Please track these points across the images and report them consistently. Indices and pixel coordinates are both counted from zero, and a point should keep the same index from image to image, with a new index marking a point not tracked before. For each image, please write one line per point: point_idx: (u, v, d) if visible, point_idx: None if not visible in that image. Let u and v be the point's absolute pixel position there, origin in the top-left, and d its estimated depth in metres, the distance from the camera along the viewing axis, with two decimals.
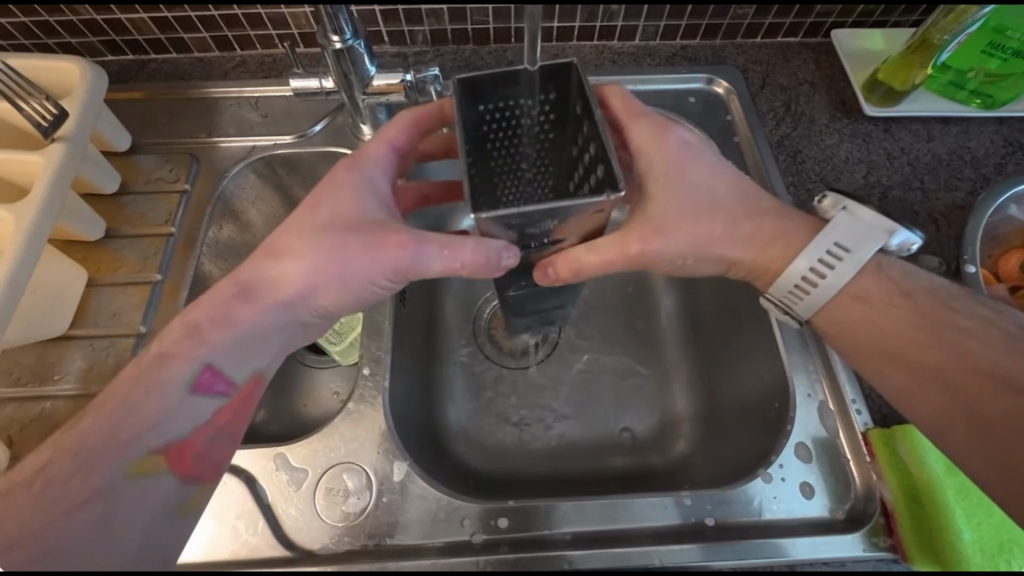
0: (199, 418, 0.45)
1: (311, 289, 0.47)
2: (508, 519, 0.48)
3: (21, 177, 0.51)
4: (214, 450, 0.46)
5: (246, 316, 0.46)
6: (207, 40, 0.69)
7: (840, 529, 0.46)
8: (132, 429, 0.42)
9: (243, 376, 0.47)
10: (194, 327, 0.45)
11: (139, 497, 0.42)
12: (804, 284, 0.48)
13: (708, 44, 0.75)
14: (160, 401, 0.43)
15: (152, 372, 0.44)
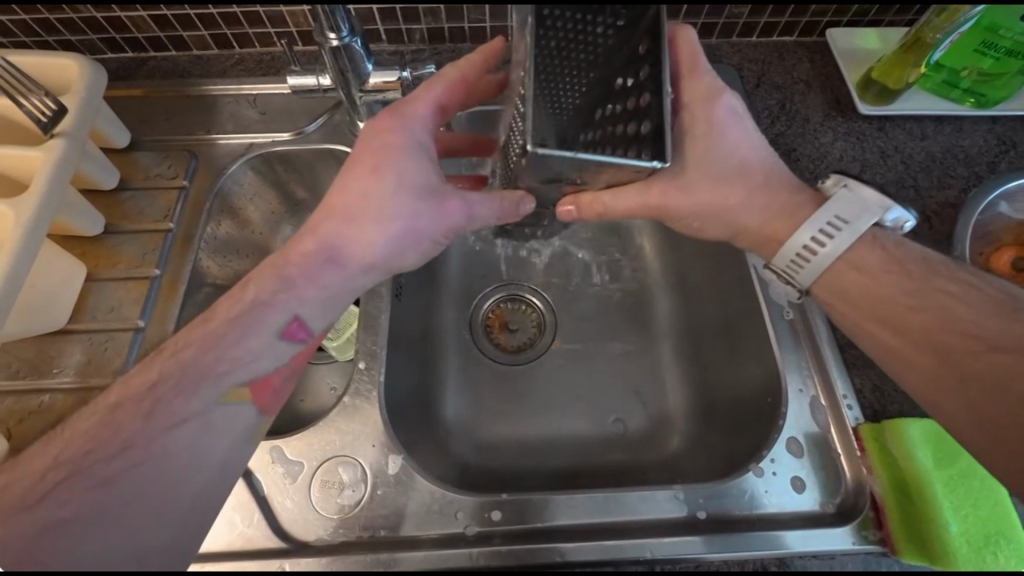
0: (278, 360, 0.46)
1: (381, 248, 0.47)
2: (502, 512, 0.48)
3: (21, 172, 0.51)
4: (287, 389, 0.49)
5: (331, 276, 0.47)
6: (206, 38, 0.69)
7: (830, 522, 0.47)
8: (219, 362, 0.44)
9: (321, 327, 0.48)
10: (281, 270, 0.46)
11: (224, 424, 0.44)
12: (806, 252, 0.47)
13: (704, 43, 0.75)
14: (253, 342, 0.45)
15: (242, 317, 0.45)
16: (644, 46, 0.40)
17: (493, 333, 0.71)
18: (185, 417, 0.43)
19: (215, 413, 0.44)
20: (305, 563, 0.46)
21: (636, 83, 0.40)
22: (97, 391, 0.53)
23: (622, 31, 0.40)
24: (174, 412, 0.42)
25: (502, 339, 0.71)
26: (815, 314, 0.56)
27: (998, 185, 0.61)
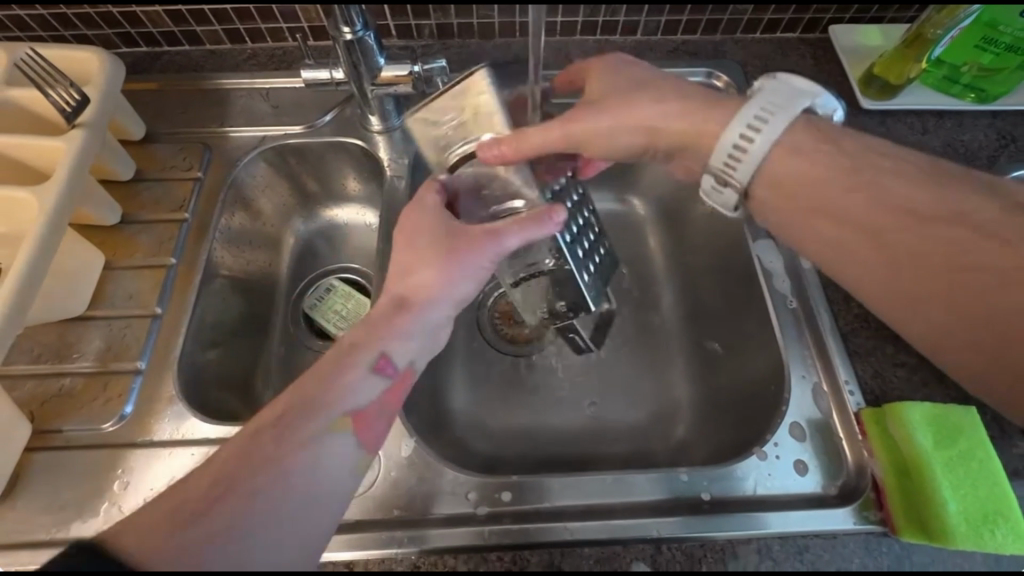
0: (373, 393, 0.44)
1: (438, 288, 0.47)
2: (511, 493, 0.49)
3: (44, 161, 0.52)
4: (385, 425, 0.46)
5: (406, 322, 0.47)
6: (220, 33, 0.71)
7: (833, 504, 0.48)
8: (336, 393, 0.42)
9: (404, 362, 0.47)
10: (373, 324, 0.46)
11: (330, 454, 0.41)
12: (740, 148, 0.48)
13: (708, 39, 0.76)
14: (346, 377, 0.44)
15: (345, 357, 0.45)
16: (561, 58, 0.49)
17: (501, 325, 0.73)
18: (303, 443, 0.40)
19: (324, 440, 0.41)
20: None
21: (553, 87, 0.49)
22: (117, 376, 0.54)
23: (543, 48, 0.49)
24: None
25: (509, 330, 0.72)
26: (817, 302, 0.58)
27: None
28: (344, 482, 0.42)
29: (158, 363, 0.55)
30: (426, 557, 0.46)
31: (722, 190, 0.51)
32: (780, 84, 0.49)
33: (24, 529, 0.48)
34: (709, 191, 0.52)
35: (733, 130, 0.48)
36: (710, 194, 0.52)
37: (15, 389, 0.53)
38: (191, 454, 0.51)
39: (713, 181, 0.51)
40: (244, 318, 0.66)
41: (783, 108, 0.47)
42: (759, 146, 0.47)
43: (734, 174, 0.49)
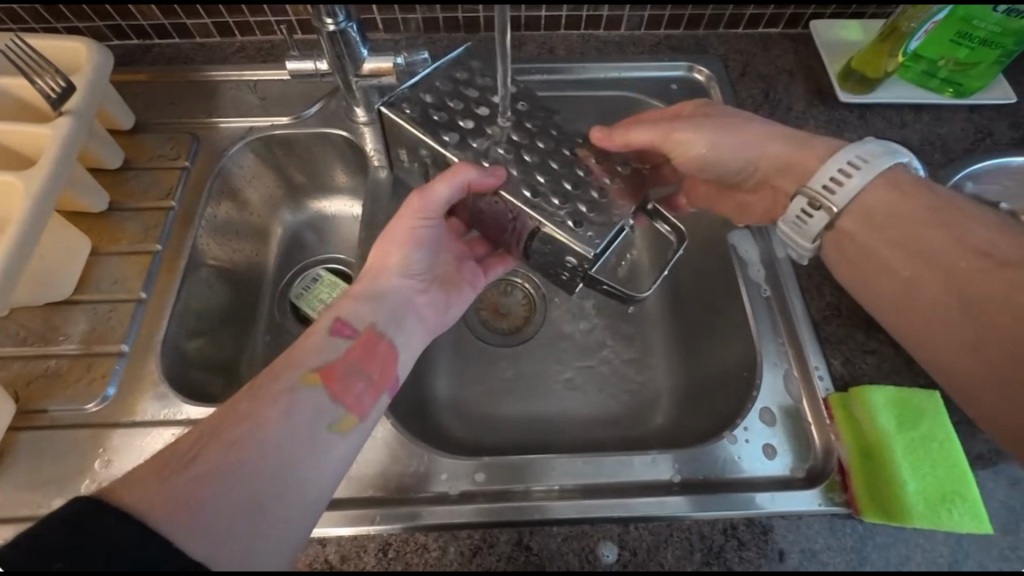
0: (336, 351, 0.47)
1: (389, 256, 0.53)
2: (485, 474, 0.49)
3: (31, 148, 0.54)
4: (359, 381, 0.47)
5: (366, 286, 0.52)
6: (209, 26, 0.72)
7: (800, 486, 0.49)
8: (297, 354, 0.46)
9: (364, 323, 0.49)
10: (344, 296, 0.51)
11: (298, 406, 0.42)
12: (839, 177, 0.48)
13: (691, 34, 0.77)
14: (309, 341, 0.47)
15: (306, 335, 0.47)
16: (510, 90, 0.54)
17: (484, 315, 0.74)
18: (275, 396, 0.42)
19: (295, 395, 0.43)
20: None
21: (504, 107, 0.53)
22: (101, 358, 0.55)
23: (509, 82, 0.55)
24: None
25: (492, 320, 0.73)
26: (791, 291, 0.59)
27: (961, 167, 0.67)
28: (320, 437, 0.42)
29: (141, 346, 0.56)
30: (397, 535, 0.47)
31: (814, 217, 0.50)
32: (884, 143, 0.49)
33: (5, 505, 0.49)
34: (795, 217, 0.51)
35: (833, 164, 0.49)
36: (795, 221, 0.51)
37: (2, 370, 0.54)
38: (172, 434, 0.52)
39: (803, 205, 0.50)
40: (230, 305, 0.67)
41: (883, 152, 0.48)
42: (857, 180, 0.48)
43: (829, 199, 0.49)
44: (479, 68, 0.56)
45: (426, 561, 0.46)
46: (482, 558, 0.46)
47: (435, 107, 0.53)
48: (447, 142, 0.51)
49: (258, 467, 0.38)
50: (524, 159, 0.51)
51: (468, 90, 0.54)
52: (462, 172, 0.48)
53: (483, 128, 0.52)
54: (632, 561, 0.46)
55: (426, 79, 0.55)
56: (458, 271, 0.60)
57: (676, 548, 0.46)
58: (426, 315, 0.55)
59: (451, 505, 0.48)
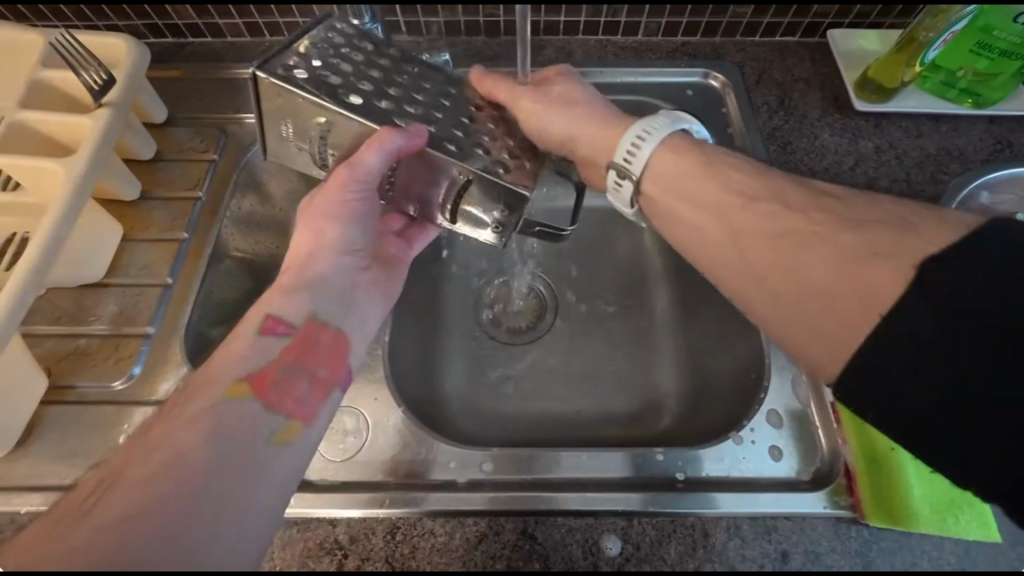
0: (267, 356, 0.45)
1: (318, 234, 0.51)
2: (492, 463, 0.51)
3: (72, 137, 0.57)
4: (293, 383, 0.46)
5: (297, 275, 0.50)
6: (240, 26, 0.75)
7: (806, 488, 0.49)
8: (225, 363, 0.44)
9: (300, 318, 0.48)
10: (270, 293, 0.49)
11: (228, 418, 0.41)
12: (634, 148, 0.49)
13: (708, 41, 0.78)
14: (238, 346, 0.46)
15: (231, 343, 0.46)
16: (403, 59, 0.52)
17: (495, 312, 0.75)
18: (201, 416, 0.40)
19: (222, 409, 0.41)
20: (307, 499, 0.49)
21: (406, 78, 0.51)
22: (129, 339, 0.58)
23: (399, 52, 0.52)
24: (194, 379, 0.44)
25: (503, 319, 0.75)
26: None
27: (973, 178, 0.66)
28: (258, 451, 0.40)
29: (167, 329, 0.59)
30: (405, 519, 0.48)
31: (621, 188, 0.51)
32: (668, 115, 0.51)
33: (40, 474, 0.51)
34: (612, 188, 0.52)
35: (625, 139, 0.50)
36: (612, 189, 0.52)
37: (36, 347, 0.57)
38: None
39: (613, 176, 0.51)
40: (252, 294, 0.70)
41: (664, 123, 0.49)
42: (648, 148, 0.49)
43: (630, 169, 0.50)
44: (353, 31, 0.51)
45: (433, 545, 0.47)
46: (487, 544, 0.47)
47: (325, 71, 0.47)
48: (348, 104, 0.46)
49: (183, 496, 0.35)
50: (436, 118, 0.50)
51: (352, 54, 0.50)
52: (391, 137, 0.45)
53: (384, 90, 0.49)
54: (635, 554, 0.46)
55: (297, 41, 0.48)
56: (384, 247, 0.61)
57: (679, 544, 0.46)
58: (372, 295, 0.55)
59: (456, 494, 0.49)
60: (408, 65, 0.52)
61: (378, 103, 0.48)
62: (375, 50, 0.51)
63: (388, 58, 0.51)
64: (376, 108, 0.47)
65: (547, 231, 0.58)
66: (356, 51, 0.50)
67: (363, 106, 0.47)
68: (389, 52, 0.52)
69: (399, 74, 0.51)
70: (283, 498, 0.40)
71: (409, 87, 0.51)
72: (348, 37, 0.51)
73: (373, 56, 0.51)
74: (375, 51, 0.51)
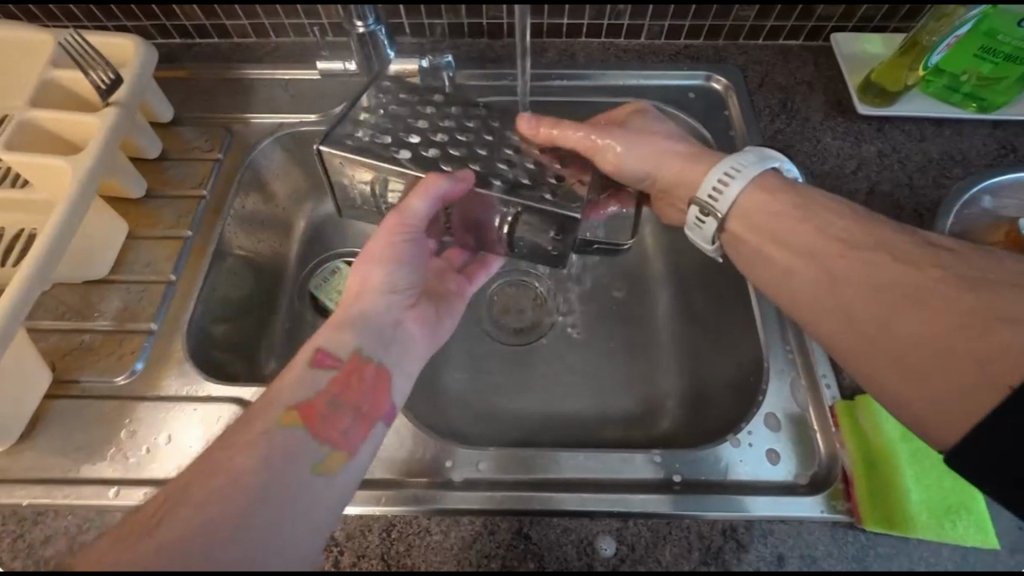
0: (318, 386, 0.45)
1: (368, 273, 0.52)
2: (487, 463, 0.51)
3: (80, 135, 0.58)
4: (340, 417, 0.45)
5: (346, 308, 0.51)
6: (247, 27, 0.76)
7: (803, 492, 0.49)
8: (279, 390, 0.44)
9: (347, 352, 0.48)
10: (326, 326, 0.50)
11: (278, 449, 0.41)
12: (720, 186, 0.52)
13: (711, 44, 0.78)
14: (291, 375, 0.46)
15: (285, 371, 0.46)
16: (446, 103, 0.54)
17: (496, 313, 0.75)
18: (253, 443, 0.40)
19: (274, 437, 0.41)
20: None
21: (450, 122, 0.53)
22: (132, 335, 0.58)
23: (442, 98, 0.55)
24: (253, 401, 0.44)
25: (503, 320, 0.75)
26: None
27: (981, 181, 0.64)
28: (302, 480, 0.40)
29: (169, 325, 0.59)
30: (401, 517, 0.48)
31: (704, 225, 0.53)
32: (757, 153, 0.53)
33: (39, 467, 0.52)
34: (692, 223, 0.54)
35: (712, 175, 0.53)
36: (693, 227, 0.54)
37: (41, 341, 0.58)
38: (195, 409, 0.54)
39: (696, 213, 0.53)
40: (254, 292, 0.70)
41: (754, 162, 0.52)
42: (736, 186, 0.51)
43: (715, 207, 0.52)
44: (395, 86, 0.54)
45: (428, 543, 0.47)
46: (482, 543, 0.47)
47: (378, 132, 0.51)
48: (401, 159, 0.49)
49: (229, 526, 0.36)
50: (484, 158, 0.52)
51: (399, 110, 0.53)
52: (438, 182, 0.48)
53: (432, 139, 0.52)
54: (630, 556, 0.46)
55: (352, 110, 0.52)
56: (443, 283, 0.61)
57: (674, 546, 0.46)
58: (419, 329, 0.54)
59: (454, 493, 0.49)
60: (452, 108, 0.54)
61: (428, 152, 0.51)
62: (418, 101, 0.54)
63: (433, 106, 0.54)
64: (425, 156, 0.50)
65: (604, 247, 0.68)
66: (401, 105, 0.53)
67: (417, 158, 0.50)
68: (432, 101, 0.54)
69: (444, 119, 0.53)
70: (323, 534, 0.40)
71: (454, 129, 0.53)
72: (393, 93, 0.54)
73: (418, 107, 0.53)
74: (419, 102, 0.54)
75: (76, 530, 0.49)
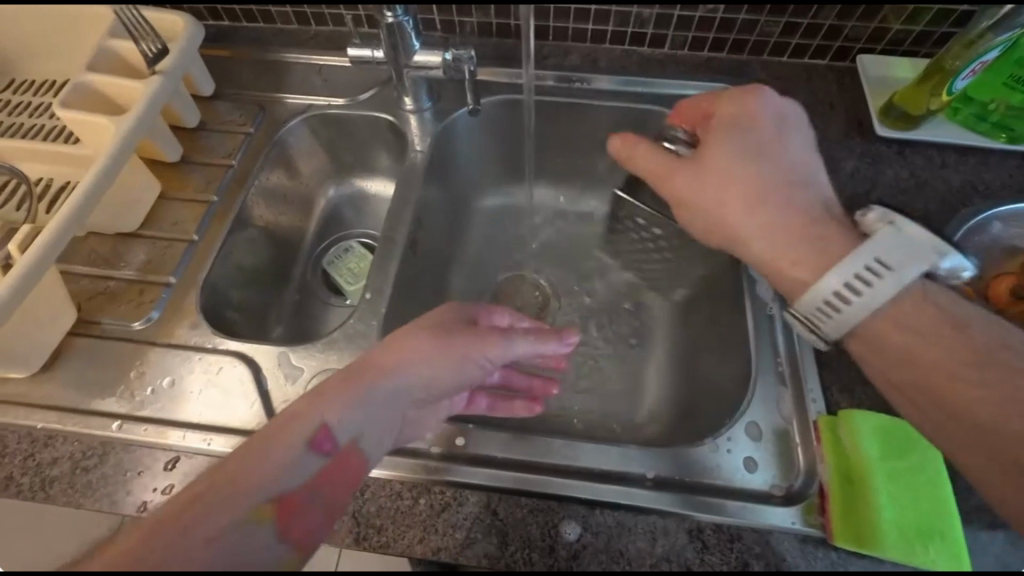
0: (300, 473, 0.39)
1: (398, 344, 0.46)
2: (465, 439, 0.52)
3: (128, 101, 0.63)
4: (314, 512, 0.39)
5: (363, 374, 0.44)
6: (290, 14, 0.81)
7: (777, 503, 0.48)
8: (255, 469, 0.37)
9: (348, 437, 0.42)
10: (327, 391, 0.43)
11: (238, 553, 0.34)
12: (833, 302, 0.46)
13: (734, 59, 0.79)
14: (276, 451, 0.39)
15: (270, 438, 0.39)
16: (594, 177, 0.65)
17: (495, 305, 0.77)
18: (210, 540, 0.33)
19: (238, 533, 0.34)
20: None
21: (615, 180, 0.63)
22: (152, 286, 0.62)
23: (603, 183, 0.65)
24: (216, 478, 0.36)
25: None
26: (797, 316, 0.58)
27: (992, 206, 0.64)
28: None
29: (186, 281, 0.63)
30: (376, 480, 0.49)
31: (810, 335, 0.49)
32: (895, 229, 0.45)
33: (55, 396, 0.56)
34: (810, 320, 0.48)
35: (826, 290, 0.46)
36: (813, 313, 0.47)
37: (72, 284, 0.62)
38: (199, 359, 0.58)
39: (809, 319, 0.48)
40: (270, 260, 0.75)
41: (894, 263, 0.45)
42: (852, 313, 0.46)
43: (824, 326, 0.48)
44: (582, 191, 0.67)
45: (399, 507, 0.48)
46: (450, 514, 0.48)
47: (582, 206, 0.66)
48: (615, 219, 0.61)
49: None
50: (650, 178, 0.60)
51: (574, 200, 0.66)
52: (574, 334, 0.54)
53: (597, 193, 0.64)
54: (593, 542, 0.47)
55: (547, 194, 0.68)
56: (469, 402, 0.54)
57: (638, 540, 0.47)
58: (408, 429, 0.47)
59: (454, 465, 0.50)
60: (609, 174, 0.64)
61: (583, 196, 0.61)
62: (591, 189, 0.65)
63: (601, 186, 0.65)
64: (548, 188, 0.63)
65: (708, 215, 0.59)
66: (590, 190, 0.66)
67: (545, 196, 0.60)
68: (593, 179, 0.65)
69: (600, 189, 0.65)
70: None
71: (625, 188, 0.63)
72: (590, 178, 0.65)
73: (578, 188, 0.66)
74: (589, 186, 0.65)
75: (81, 456, 0.53)
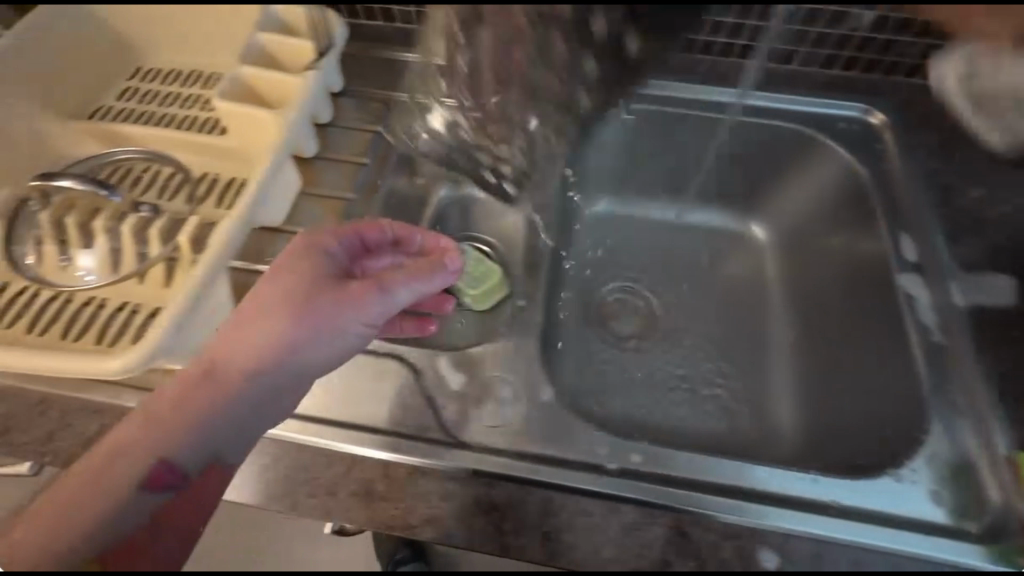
0: (138, 515, 0.44)
1: (289, 340, 0.48)
2: (640, 455, 0.51)
3: (278, 95, 0.63)
4: (165, 546, 0.45)
5: (226, 383, 0.47)
6: (412, 14, 0.81)
7: (973, 540, 0.48)
8: (79, 517, 0.43)
9: (199, 464, 0.46)
10: (129, 443, 0.46)
11: None
12: None
13: (864, 78, 0.77)
14: (106, 491, 0.44)
15: (99, 476, 0.44)
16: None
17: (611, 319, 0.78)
18: None
19: None
20: (466, 455, 0.51)
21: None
22: None
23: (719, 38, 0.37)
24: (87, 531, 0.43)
25: (616, 323, 0.77)
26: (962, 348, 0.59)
27: None
28: None
29: None
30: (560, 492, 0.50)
31: None
32: None
33: None
34: None
35: None
36: None
37: None
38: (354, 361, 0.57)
39: None
40: None
41: None
42: None
43: None
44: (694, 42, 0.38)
45: (590, 523, 0.49)
46: (643, 532, 0.48)
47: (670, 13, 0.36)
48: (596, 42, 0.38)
49: None
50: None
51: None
52: (449, 261, 0.54)
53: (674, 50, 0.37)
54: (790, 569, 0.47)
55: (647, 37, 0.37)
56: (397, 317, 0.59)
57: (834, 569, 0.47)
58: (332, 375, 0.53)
59: (634, 482, 0.50)
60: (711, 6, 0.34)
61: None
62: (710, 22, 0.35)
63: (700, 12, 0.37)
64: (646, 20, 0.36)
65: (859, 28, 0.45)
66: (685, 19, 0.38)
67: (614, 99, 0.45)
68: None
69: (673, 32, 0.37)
70: None
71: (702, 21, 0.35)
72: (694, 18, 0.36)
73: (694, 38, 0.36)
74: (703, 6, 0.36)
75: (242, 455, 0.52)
